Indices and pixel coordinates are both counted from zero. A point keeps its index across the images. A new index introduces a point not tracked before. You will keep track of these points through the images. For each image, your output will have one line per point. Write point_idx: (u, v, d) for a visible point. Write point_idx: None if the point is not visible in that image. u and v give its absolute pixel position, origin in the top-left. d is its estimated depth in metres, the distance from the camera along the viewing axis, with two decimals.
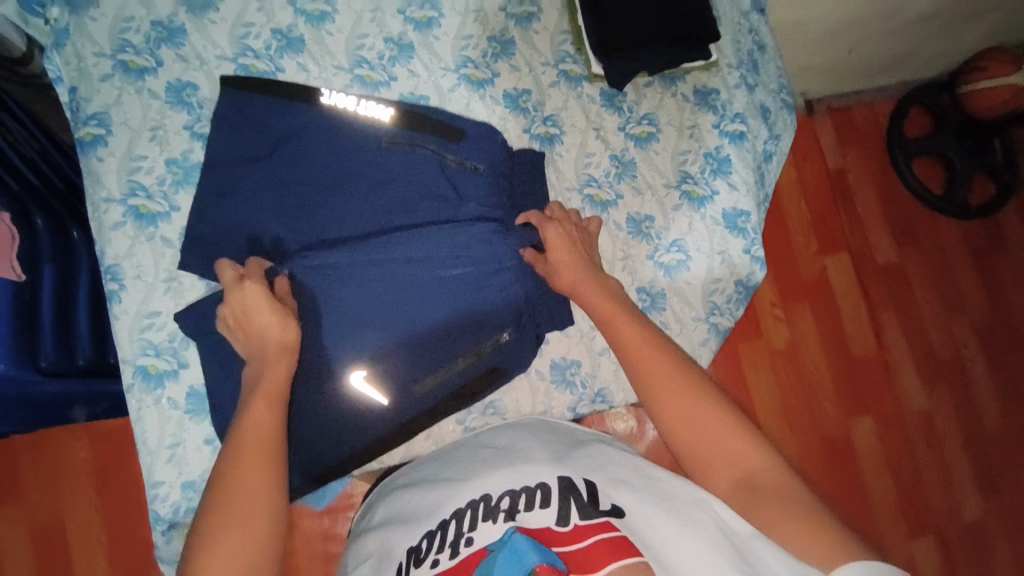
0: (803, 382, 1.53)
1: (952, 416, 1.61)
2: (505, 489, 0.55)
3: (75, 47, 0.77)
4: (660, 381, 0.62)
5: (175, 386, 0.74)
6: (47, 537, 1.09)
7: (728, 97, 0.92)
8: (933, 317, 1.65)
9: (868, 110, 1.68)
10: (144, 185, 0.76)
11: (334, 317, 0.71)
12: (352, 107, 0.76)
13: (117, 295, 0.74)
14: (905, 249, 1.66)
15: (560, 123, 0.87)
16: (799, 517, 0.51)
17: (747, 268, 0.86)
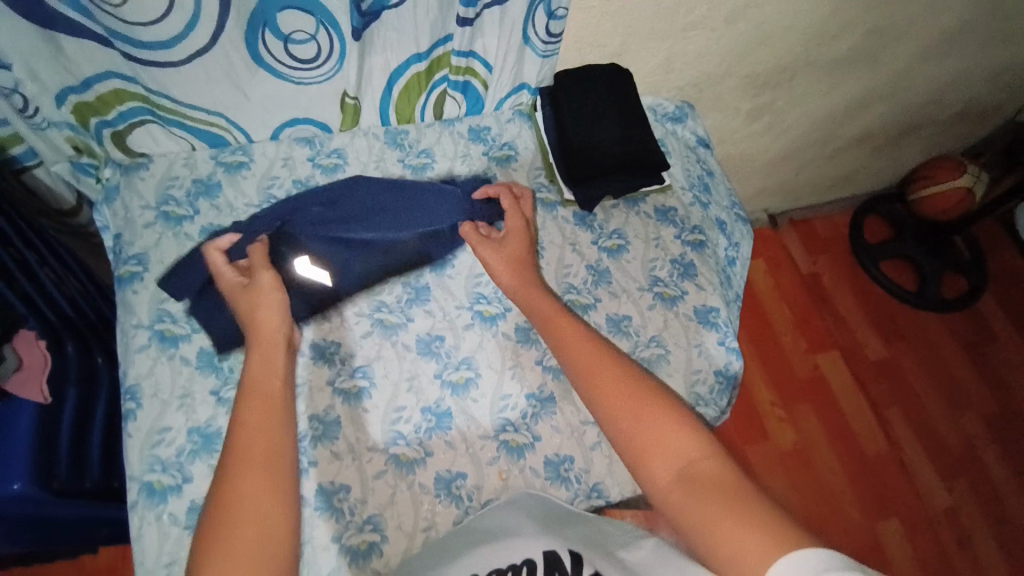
0: (820, 484, 1.49)
1: (981, 514, 1.53)
2: (492, 567, 0.61)
3: (124, 202, 0.91)
4: (600, 375, 0.65)
5: (180, 501, 0.75)
6: None
7: (685, 212, 1.05)
8: (936, 410, 1.66)
9: (827, 220, 1.88)
10: (171, 312, 0.85)
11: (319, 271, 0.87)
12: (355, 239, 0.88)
13: (133, 413, 0.79)
14: (893, 344, 1.73)
15: (541, 240, 0.99)
16: (744, 512, 0.50)
17: (724, 358, 0.92)
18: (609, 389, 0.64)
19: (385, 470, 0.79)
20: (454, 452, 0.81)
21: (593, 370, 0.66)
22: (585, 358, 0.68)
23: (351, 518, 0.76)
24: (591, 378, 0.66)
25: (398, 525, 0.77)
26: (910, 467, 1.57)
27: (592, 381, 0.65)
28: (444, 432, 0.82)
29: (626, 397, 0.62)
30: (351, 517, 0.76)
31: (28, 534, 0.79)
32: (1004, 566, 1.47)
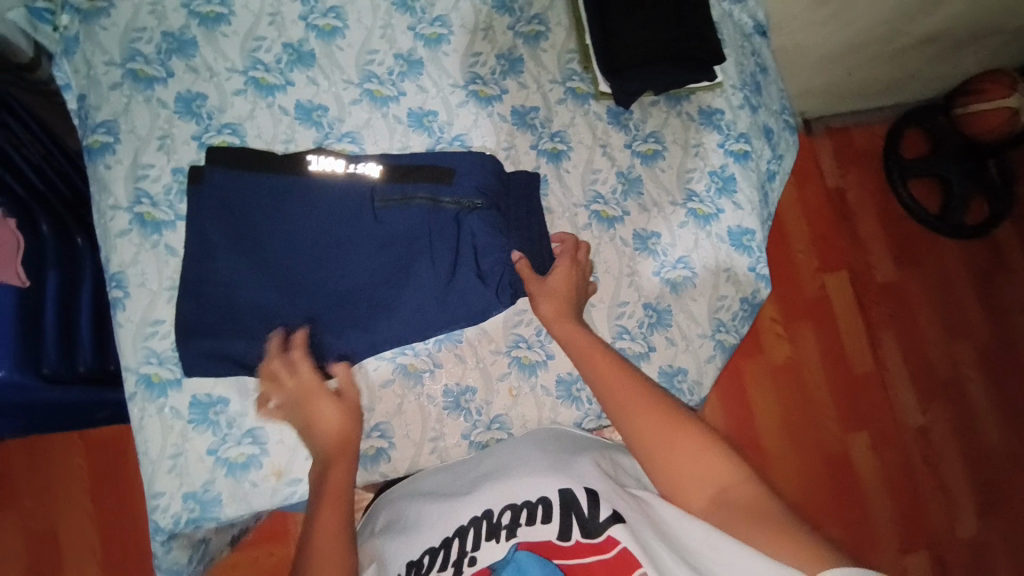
0: (803, 397, 1.54)
1: (949, 435, 1.61)
2: (507, 504, 0.61)
3: (84, 55, 0.77)
4: (630, 403, 0.65)
5: (180, 394, 0.72)
6: (36, 548, 1.12)
7: (733, 117, 0.93)
8: (933, 338, 1.65)
9: (867, 131, 1.71)
10: (150, 192, 0.75)
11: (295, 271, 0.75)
12: (341, 171, 0.78)
13: (120, 302, 0.73)
14: (903, 267, 1.67)
15: (567, 139, 0.88)
16: (778, 525, 0.52)
17: (752, 285, 0.86)
18: (636, 416, 0.64)
19: (391, 379, 0.78)
20: (464, 365, 0.79)
21: (630, 406, 0.65)
22: (622, 390, 0.66)
23: None
24: (629, 410, 0.65)
25: (405, 433, 0.77)
26: (892, 389, 1.60)
27: (627, 419, 0.64)
28: (454, 344, 0.79)
29: (661, 427, 0.62)
30: None
31: (27, 416, 0.78)
32: (958, 482, 1.58)
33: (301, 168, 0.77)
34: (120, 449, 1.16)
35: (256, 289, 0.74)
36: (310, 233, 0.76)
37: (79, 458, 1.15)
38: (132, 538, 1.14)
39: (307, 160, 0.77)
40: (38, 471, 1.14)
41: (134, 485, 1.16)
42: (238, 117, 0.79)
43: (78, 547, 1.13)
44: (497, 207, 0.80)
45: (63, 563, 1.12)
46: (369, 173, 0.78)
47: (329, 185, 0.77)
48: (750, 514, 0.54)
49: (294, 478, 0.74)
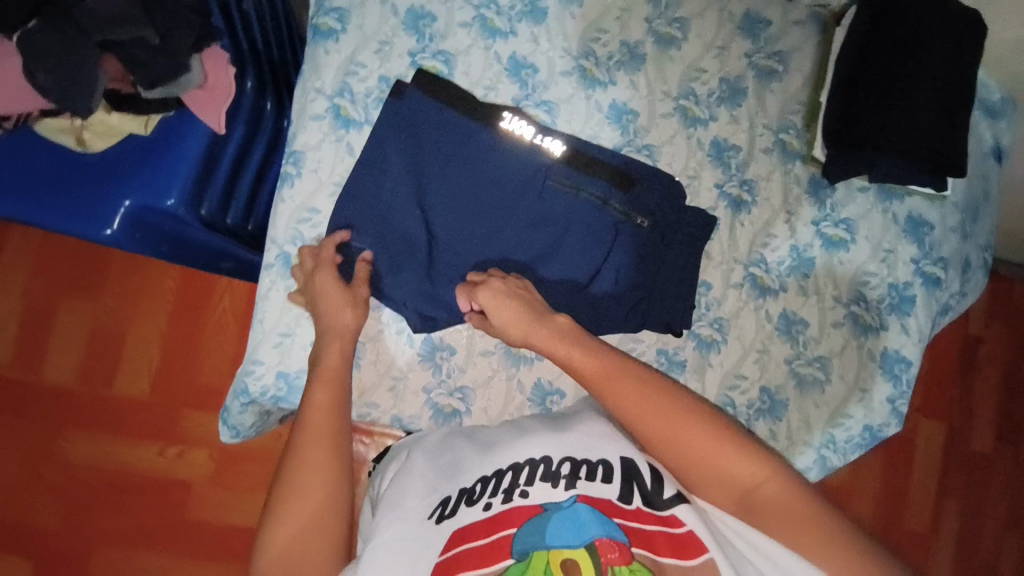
0: None
1: None
2: (565, 455, 0.57)
3: None
4: (634, 403, 0.58)
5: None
6: (103, 343, 1.25)
7: (940, 237, 0.83)
8: (992, 532, 1.43)
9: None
10: (353, 90, 0.77)
11: (441, 213, 0.75)
12: (528, 137, 0.76)
13: (290, 179, 0.76)
14: (1002, 445, 1.45)
15: (755, 191, 0.82)
16: (815, 525, 0.50)
17: (883, 417, 0.78)
18: (643, 419, 0.57)
19: (492, 352, 0.77)
20: (563, 368, 0.78)
21: (637, 407, 0.58)
22: (624, 392, 0.59)
23: (445, 378, 0.77)
24: (631, 411, 0.58)
25: (483, 406, 0.77)
26: (933, 561, 1.41)
27: (637, 420, 0.58)
28: None
29: (674, 430, 0.56)
30: (446, 378, 0.77)
31: (166, 251, 0.81)
32: None
33: (492, 121, 0.76)
34: (206, 293, 1.26)
35: (407, 217, 0.74)
36: (468, 178, 0.75)
37: (170, 285, 1.26)
38: (179, 373, 1.24)
39: (502, 116, 0.76)
40: (134, 281, 1.26)
41: (202, 329, 1.25)
42: (454, 48, 0.79)
43: (138, 359, 1.24)
44: (661, 229, 0.76)
45: (119, 367, 1.24)
46: (553, 150, 0.76)
47: (510, 146, 0.76)
48: (785, 518, 0.50)
49: (372, 402, 0.76)
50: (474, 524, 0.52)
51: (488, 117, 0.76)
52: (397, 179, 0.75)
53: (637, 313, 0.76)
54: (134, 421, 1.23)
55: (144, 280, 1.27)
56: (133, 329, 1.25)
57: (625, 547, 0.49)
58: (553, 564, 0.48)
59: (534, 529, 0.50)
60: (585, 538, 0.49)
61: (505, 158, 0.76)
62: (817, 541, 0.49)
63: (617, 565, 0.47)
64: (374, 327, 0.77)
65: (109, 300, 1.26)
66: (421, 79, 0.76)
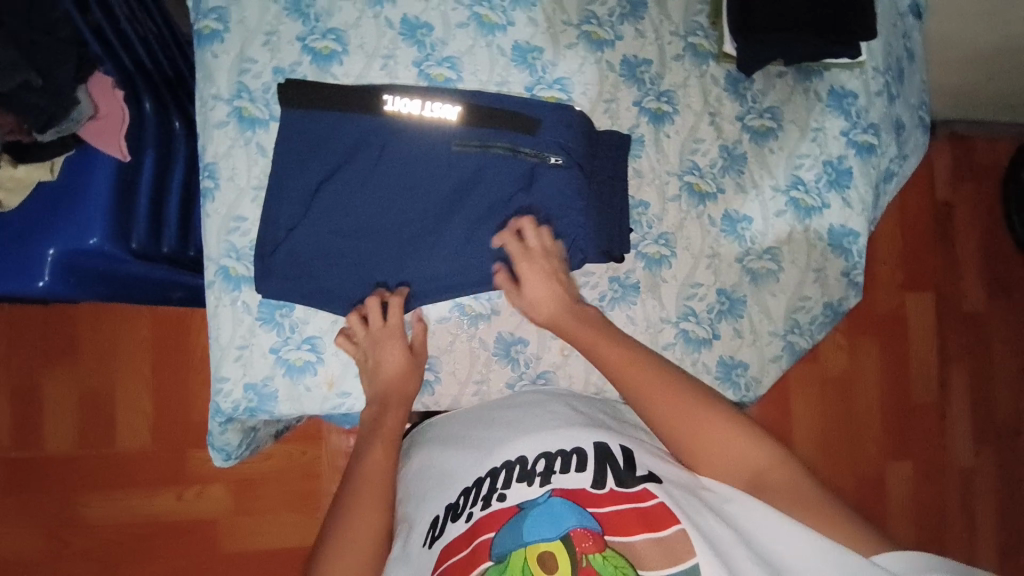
0: (846, 415, 1.37)
1: (991, 479, 1.44)
2: (540, 453, 0.61)
3: None
4: (654, 393, 0.66)
5: (246, 285, 0.74)
6: (95, 404, 1.24)
7: (866, 104, 0.83)
8: (1002, 382, 1.45)
9: (990, 147, 1.46)
10: (250, 88, 0.75)
11: (348, 211, 0.74)
12: (417, 111, 0.75)
13: (210, 192, 0.74)
14: (994, 302, 1.45)
15: (675, 100, 0.81)
16: (811, 506, 0.56)
17: (840, 291, 0.80)
18: (667, 402, 0.65)
19: (448, 317, 0.79)
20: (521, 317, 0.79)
21: (656, 397, 0.65)
22: (642, 376, 0.67)
23: None
24: (651, 398, 0.66)
25: (451, 371, 0.79)
26: (947, 421, 1.42)
27: (659, 408, 0.65)
28: None
29: (690, 428, 0.63)
30: None
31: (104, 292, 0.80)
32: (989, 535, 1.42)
33: (376, 107, 0.75)
34: (181, 333, 1.26)
35: (316, 222, 0.74)
36: (371, 167, 0.75)
37: (145, 331, 1.25)
38: (174, 417, 1.25)
39: (384, 98, 0.75)
40: (108, 336, 1.24)
41: (189, 370, 1.25)
42: (344, 23, 0.77)
43: (131, 410, 1.24)
44: (579, 161, 0.75)
45: (114, 427, 1.24)
46: (445, 116, 0.74)
47: (410, 128, 0.75)
48: (791, 495, 0.57)
49: (343, 391, 0.77)
50: (458, 537, 0.57)
51: (371, 102, 0.74)
52: (301, 176, 0.74)
53: (579, 250, 0.76)
54: (145, 473, 1.24)
55: (117, 330, 1.25)
56: (120, 382, 1.25)
57: (598, 534, 0.53)
58: (531, 559, 0.52)
59: (512, 530, 0.54)
60: (560, 531, 0.53)
61: (405, 143, 0.75)
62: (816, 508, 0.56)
63: (592, 552, 0.52)
64: (328, 320, 0.76)
65: (87, 357, 1.24)
66: (288, 92, 0.74)
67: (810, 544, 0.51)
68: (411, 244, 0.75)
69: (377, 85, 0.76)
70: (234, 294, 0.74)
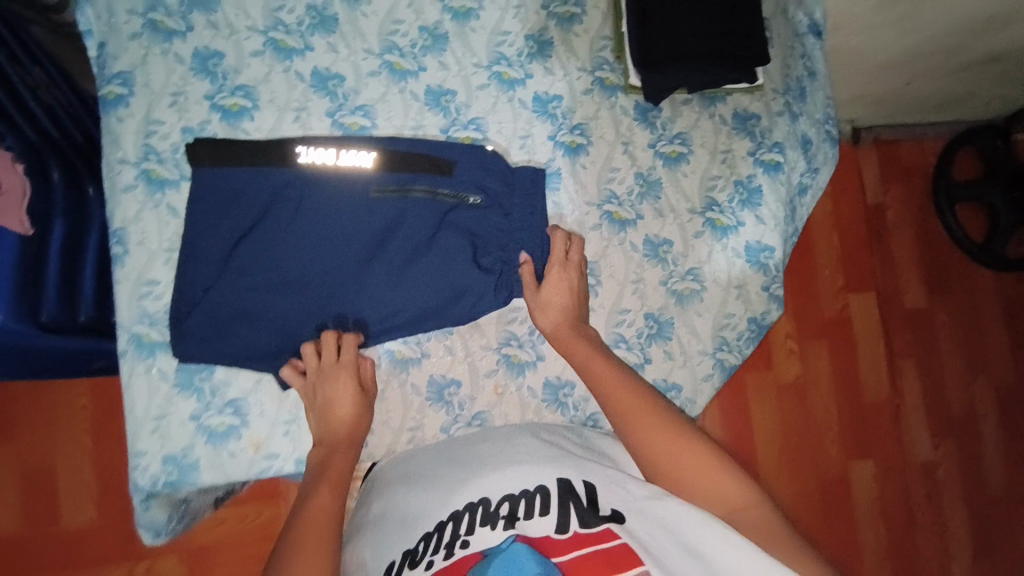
0: (806, 421, 1.27)
1: (956, 476, 1.33)
2: (504, 495, 0.59)
3: (109, 4, 0.75)
4: (635, 414, 0.64)
5: (164, 352, 0.72)
6: (31, 484, 1.12)
7: (769, 124, 0.87)
8: (955, 374, 1.35)
9: (918, 146, 1.38)
10: (158, 150, 0.74)
11: (266, 265, 0.72)
12: (331, 162, 0.73)
13: (120, 258, 0.72)
14: (935, 294, 1.36)
15: (588, 132, 0.84)
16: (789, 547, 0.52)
17: (763, 306, 0.84)
18: (645, 425, 0.63)
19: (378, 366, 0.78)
20: (452, 358, 0.79)
21: (637, 416, 0.64)
22: (623, 396, 0.66)
23: None
24: (631, 419, 0.64)
25: (384, 420, 0.78)
26: (902, 419, 1.32)
27: (638, 431, 0.63)
28: (444, 337, 0.79)
29: (667, 456, 0.61)
30: None
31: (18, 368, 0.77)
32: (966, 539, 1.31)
33: (289, 160, 0.73)
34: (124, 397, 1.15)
35: (232, 280, 0.71)
36: (287, 217, 0.73)
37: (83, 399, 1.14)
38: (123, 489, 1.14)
39: (297, 151, 0.73)
40: (43, 408, 1.14)
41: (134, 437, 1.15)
42: (252, 79, 0.77)
43: (73, 486, 1.13)
44: (499, 200, 0.76)
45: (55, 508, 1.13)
46: (361, 163, 0.73)
47: (325, 177, 0.73)
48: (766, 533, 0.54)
49: (271, 453, 0.75)
50: None
51: (282, 156, 0.73)
52: (212, 235, 0.72)
53: (502, 287, 0.76)
54: (91, 555, 1.12)
55: (53, 400, 1.14)
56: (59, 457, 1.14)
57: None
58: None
59: None
60: None
61: (320, 188, 0.73)
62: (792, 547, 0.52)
63: None
64: (251, 379, 0.75)
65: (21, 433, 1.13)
66: (196, 152, 0.72)
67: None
68: (334, 294, 0.74)
69: (290, 138, 0.75)
70: (150, 361, 0.72)
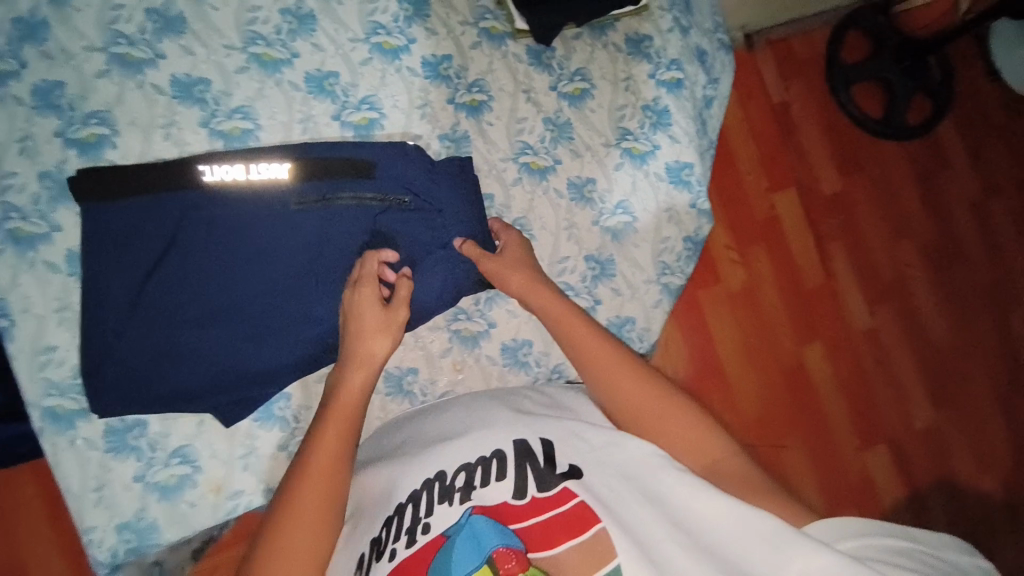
0: (762, 322, 1.32)
1: (901, 339, 1.43)
2: (459, 465, 0.55)
3: None
4: (610, 373, 0.61)
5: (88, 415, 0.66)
6: None
7: (662, 43, 0.86)
8: (882, 246, 1.44)
9: (808, 40, 1.42)
10: (18, 205, 0.66)
11: (186, 308, 0.66)
12: (243, 176, 0.66)
13: (7, 333, 0.65)
14: (849, 175, 1.43)
15: (486, 88, 0.80)
16: (764, 495, 0.51)
17: (694, 222, 0.85)
18: (622, 383, 0.60)
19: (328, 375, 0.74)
20: (404, 348, 0.76)
21: (597, 360, 0.62)
22: (596, 352, 0.62)
23: (297, 425, 0.73)
24: (606, 379, 0.61)
25: None
26: (844, 299, 1.40)
27: (614, 390, 0.60)
28: None
29: (627, 397, 0.59)
30: (298, 422, 0.73)
31: None
32: (921, 393, 1.42)
33: (194, 180, 0.65)
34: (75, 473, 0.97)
35: (149, 330, 0.65)
36: (197, 252, 0.66)
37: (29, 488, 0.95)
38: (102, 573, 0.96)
39: (200, 169, 0.66)
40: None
41: None
42: (104, 102, 0.69)
43: None
44: (427, 197, 0.71)
45: None
46: (278, 175, 0.67)
47: (236, 196, 0.66)
48: (742, 483, 0.53)
49: (233, 492, 0.71)
50: None
51: (182, 177, 0.65)
52: (112, 282, 0.64)
53: (438, 275, 0.72)
54: None
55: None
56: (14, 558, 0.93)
57: (522, 552, 0.49)
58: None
59: (439, 566, 0.49)
60: (485, 555, 0.48)
61: (229, 209, 0.66)
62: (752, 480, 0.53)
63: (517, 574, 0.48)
64: (193, 424, 0.69)
65: None
66: (80, 185, 0.63)
67: (741, 521, 0.48)
68: (265, 328, 0.68)
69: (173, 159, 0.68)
70: (69, 433, 0.65)
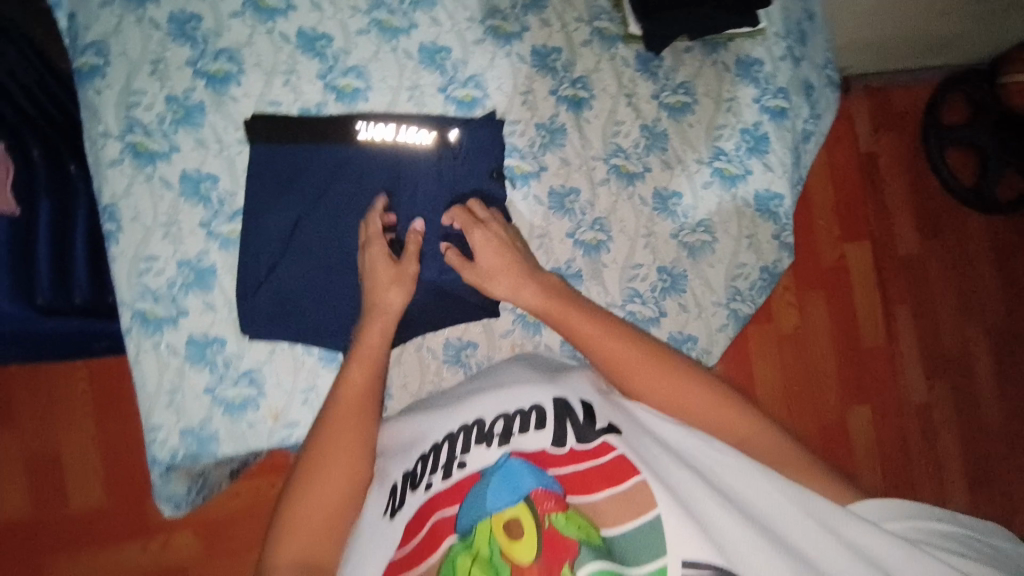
0: (808, 371, 1.28)
1: (952, 414, 1.36)
2: (500, 412, 0.56)
3: None
4: (623, 363, 0.60)
5: (226, 321, 0.72)
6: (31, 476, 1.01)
7: (772, 69, 0.85)
8: (949, 316, 1.37)
9: (910, 93, 1.37)
10: (143, 121, 0.71)
11: (329, 251, 0.72)
12: (391, 136, 0.73)
13: (114, 236, 0.70)
14: (928, 238, 1.37)
15: (590, 85, 0.81)
16: (794, 465, 0.53)
17: (775, 254, 0.83)
18: (639, 374, 0.59)
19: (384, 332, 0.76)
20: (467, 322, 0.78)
21: (600, 342, 0.61)
22: (612, 347, 0.60)
23: None
24: (620, 368, 0.60)
25: (403, 386, 0.77)
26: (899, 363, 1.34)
27: (628, 379, 0.59)
28: None
29: (639, 380, 0.59)
30: None
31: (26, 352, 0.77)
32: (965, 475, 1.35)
33: (349, 137, 0.72)
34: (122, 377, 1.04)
35: (294, 266, 0.72)
36: (342, 200, 0.72)
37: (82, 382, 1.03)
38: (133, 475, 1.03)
39: (355, 127, 0.73)
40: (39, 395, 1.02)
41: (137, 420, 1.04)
42: (235, 41, 0.74)
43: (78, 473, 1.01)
44: None
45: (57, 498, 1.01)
46: (420, 140, 0.73)
47: (384, 155, 0.73)
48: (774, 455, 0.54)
49: (290, 422, 0.73)
50: (419, 510, 0.52)
51: (342, 133, 0.72)
52: (269, 220, 0.72)
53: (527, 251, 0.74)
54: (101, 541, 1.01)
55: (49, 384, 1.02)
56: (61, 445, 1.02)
57: (559, 496, 0.49)
58: (498, 529, 0.47)
59: (474, 498, 0.49)
60: (521, 492, 0.48)
61: (369, 167, 0.73)
62: (800, 476, 0.52)
63: (555, 512, 0.47)
64: (264, 351, 0.73)
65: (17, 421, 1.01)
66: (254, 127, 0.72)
67: (787, 496, 0.49)
68: None
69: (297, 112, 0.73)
70: (155, 338, 0.70)
